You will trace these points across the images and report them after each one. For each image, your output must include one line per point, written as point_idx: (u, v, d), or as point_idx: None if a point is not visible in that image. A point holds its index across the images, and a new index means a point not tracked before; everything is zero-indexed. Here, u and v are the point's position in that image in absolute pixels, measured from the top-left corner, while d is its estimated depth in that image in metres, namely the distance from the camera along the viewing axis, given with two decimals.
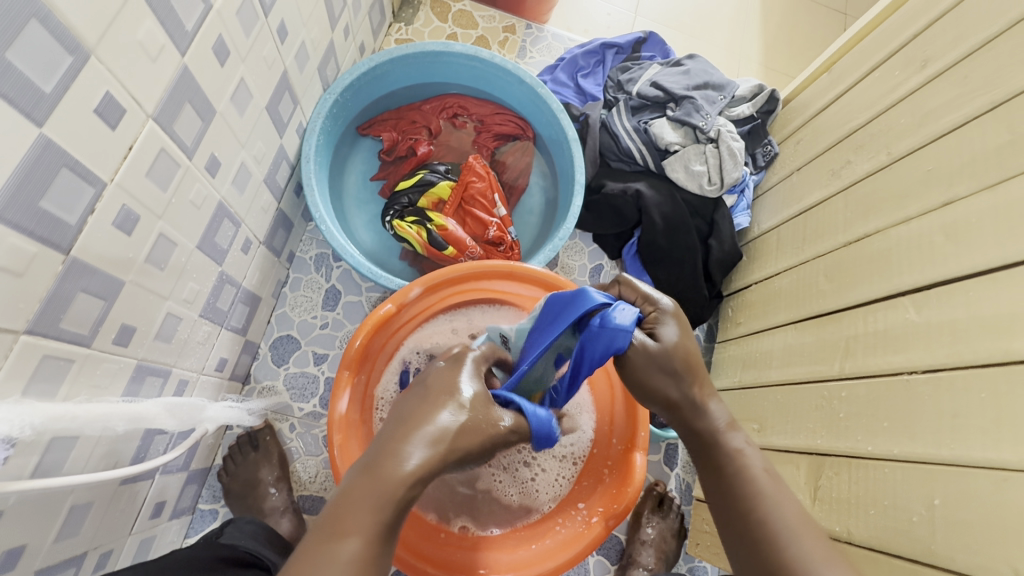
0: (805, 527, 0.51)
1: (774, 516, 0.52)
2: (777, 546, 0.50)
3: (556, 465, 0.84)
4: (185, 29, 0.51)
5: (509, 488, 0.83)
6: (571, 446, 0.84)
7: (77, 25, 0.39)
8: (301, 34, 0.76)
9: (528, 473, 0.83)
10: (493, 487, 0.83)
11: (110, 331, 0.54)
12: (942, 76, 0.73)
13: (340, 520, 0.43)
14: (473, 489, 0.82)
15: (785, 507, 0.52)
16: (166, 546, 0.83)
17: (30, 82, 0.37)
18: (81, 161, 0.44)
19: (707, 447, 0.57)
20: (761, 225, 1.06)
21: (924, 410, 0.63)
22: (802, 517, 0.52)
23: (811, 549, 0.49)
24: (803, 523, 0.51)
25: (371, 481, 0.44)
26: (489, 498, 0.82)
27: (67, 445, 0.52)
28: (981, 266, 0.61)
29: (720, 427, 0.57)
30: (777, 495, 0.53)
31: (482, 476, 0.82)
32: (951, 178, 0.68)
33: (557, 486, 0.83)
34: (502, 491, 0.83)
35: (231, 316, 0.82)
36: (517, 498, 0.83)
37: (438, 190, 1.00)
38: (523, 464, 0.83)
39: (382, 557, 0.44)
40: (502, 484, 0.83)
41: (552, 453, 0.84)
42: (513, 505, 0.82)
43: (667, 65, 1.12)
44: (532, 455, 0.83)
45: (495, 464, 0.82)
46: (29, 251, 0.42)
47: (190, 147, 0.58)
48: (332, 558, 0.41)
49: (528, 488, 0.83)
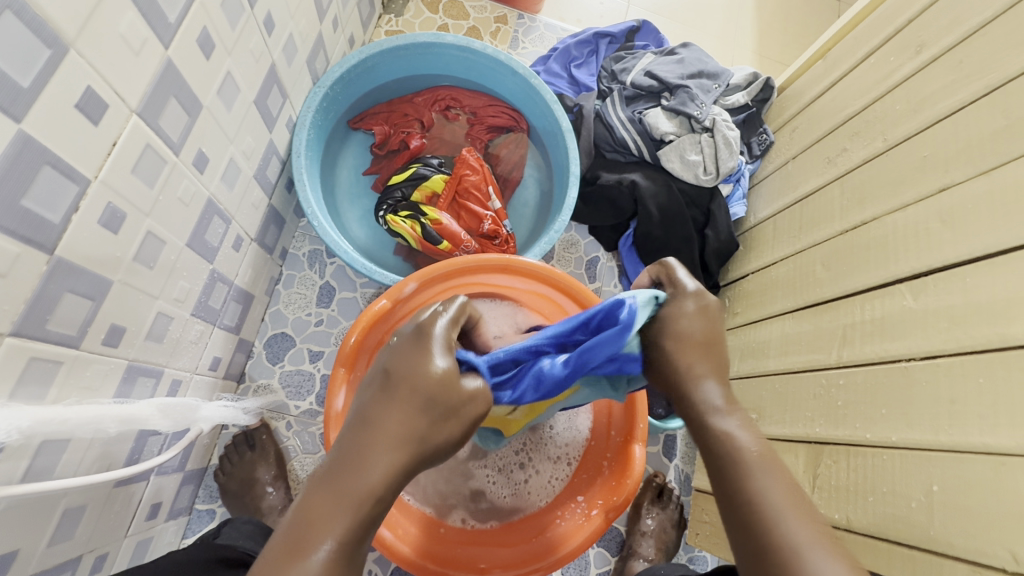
0: (801, 512, 0.43)
1: (760, 500, 0.44)
2: (760, 534, 0.42)
3: (550, 467, 0.84)
4: (167, 21, 0.49)
5: (503, 488, 0.83)
6: (566, 447, 0.85)
7: (55, 16, 0.38)
8: (288, 26, 0.75)
9: (523, 474, 0.83)
10: (486, 488, 0.83)
11: (99, 332, 0.53)
12: (937, 61, 0.72)
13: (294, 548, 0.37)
14: (465, 488, 0.82)
15: (776, 490, 0.44)
16: (163, 548, 0.83)
17: (6, 76, 0.36)
18: (64, 158, 0.43)
19: (697, 430, 0.49)
20: (757, 215, 1.06)
21: (924, 396, 0.63)
22: (795, 501, 0.44)
23: (800, 540, 0.41)
24: (797, 511, 0.43)
25: (333, 501, 0.39)
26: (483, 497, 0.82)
27: (58, 448, 0.51)
28: (978, 252, 0.61)
29: (714, 406, 0.49)
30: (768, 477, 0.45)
31: (476, 475, 0.83)
32: (946, 163, 0.67)
33: (550, 487, 0.83)
34: (495, 493, 0.83)
35: (224, 314, 0.81)
36: (510, 500, 0.83)
37: (431, 184, 0.98)
38: (517, 466, 0.84)
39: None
40: (495, 485, 0.83)
41: (546, 456, 0.84)
42: (507, 506, 0.82)
43: (661, 54, 1.11)
44: (528, 457, 0.84)
45: (490, 466, 0.83)
46: (12, 251, 0.41)
47: (177, 143, 0.56)
48: None
49: (520, 490, 0.83)
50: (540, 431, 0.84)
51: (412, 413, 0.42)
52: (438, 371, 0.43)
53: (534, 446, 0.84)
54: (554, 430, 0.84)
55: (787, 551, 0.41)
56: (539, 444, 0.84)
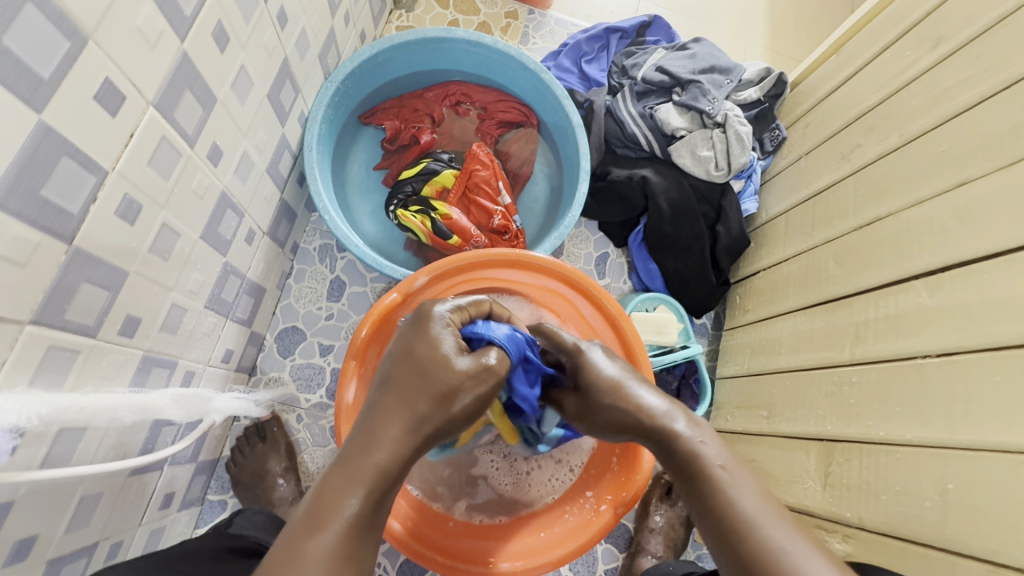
0: (773, 514, 0.46)
1: (737, 507, 0.47)
2: (742, 539, 0.45)
3: (552, 465, 0.85)
4: (183, 15, 0.50)
5: (505, 477, 0.85)
6: (572, 449, 0.85)
7: (74, 9, 0.39)
8: (301, 21, 0.75)
9: (525, 466, 0.85)
10: (489, 473, 0.86)
11: (115, 323, 0.54)
12: (956, 55, 0.71)
13: (317, 516, 0.43)
14: (468, 473, 0.85)
15: (748, 498, 0.47)
16: (177, 537, 0.84)
17: (27, 68, 0.37)
18: (82, 149, 0.43)
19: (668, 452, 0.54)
20: (768, 211, 1.05)
21: (939, 393, 0.62)
22: (768, 506, 0.47)
23: (777, 537, 0.43)
24: (770, 512, 0.46)
25: (345, 479, 0.45)
26: (486, 484, 0.85)
27: (74, 437, 0.52)
28: (996, 248, 0.60)
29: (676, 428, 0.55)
30: (739, 486, 0.48)
31: (480, 461, 0.86)
32: (964, 158, 0.66)
33: (552, 484, 0.83)
34: (497, 480, 0.85)
35: (237, 307, 0.82)
36: (511, 488, 0.84)
37: (442, 179, 0.99)
38: (521, 457, 0.85)
39: (358, 553, 0.43)
40: (497, 472, 0.86)
41: (550, 453, 0.85)
42: (508, 496, 0.84)
43: (673, 49, 1.10)
44: (532, 448, 0.85)
45: (496, 452, 0.86)
46: (32, 240, 0.41)
47: (192, 136, 0.57)
48: (308, 554, 0.40)
49: (522, 481, 0.84)
50: None
51: (413, 394, 0.49)
52: (438, 356, 0.51)
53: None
54: None
55: (765, 551, 0.43)
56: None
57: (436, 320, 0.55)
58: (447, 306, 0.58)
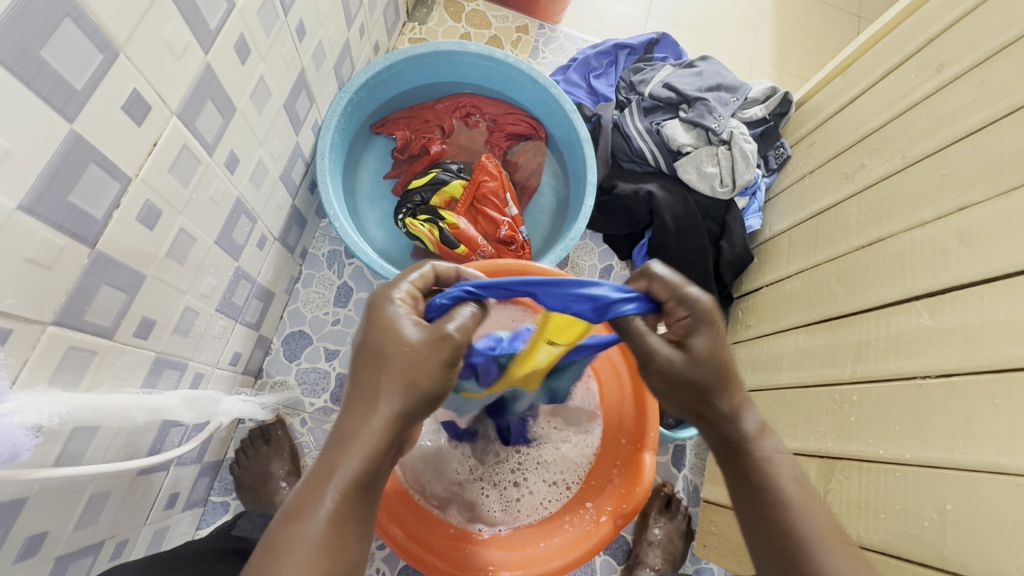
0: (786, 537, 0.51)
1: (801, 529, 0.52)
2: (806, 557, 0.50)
3: (544, 490, 0.84)
4: (208, 28, 0.52)
5: (495, 503, 0.83)
6: (562, 472, 0.85)
7: (109, 25, 0.40)
8: (319, 33, 0.77)
9: (516, 493, 0.84)
10: (478, 501, 0.84)
11: (131, 324, 0.55)
12: (959, 81, 0.72)
13: (295, 510, 0.47)
14: (457, 494, 0.83)
15: (812, 521, 0.52)
16: (179, 538, 0.84)
17: (63, 80, 0.38)
18: (108, 156, 0.45)
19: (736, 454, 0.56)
20: (772, 227, 1.06)
21: (937, 413, 0.63)
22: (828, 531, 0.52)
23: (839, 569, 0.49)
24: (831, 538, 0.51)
25: (321, 477, 0.48)
26: (474, 508, 0.83)
27: (88, 434, 0.53)
28: (995, 271, 0.61)
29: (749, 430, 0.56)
30: (807, 505, 0.53)
31: (469, 488, 0.84)
32: (966, 183, 0.67)
33: (541, 508, 0.83)
34: (486, 506, 0.83)
35: (246, 310, 0.83)
36: (499, 516, 0.83)
37: (450, 189, 1.00)
38: (512, 483, 0.84)
39: (344, 539, 0.47)
40: (487, 499, 0.84)
41: (541, 478, 0.84)
42: (496, 520, 0.82)
43: (680, 66, 1.12)
44: (521, 475, 0.85)
45: (486, 480, 0.85)
46: (58, 244, 0.43)
47: (211, 144, 0.58)
48: (292, 543, 0.46)
49: (510, 508, 0.83)
50: (539, 450, 0.86)
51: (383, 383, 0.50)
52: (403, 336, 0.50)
53: (529, 465, 0.85)
54: (557, 452, 0.86)
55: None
56: (536, 463, 0.85)
57: (393, 308, 0.52)
58: (399, 292, 0.54)
